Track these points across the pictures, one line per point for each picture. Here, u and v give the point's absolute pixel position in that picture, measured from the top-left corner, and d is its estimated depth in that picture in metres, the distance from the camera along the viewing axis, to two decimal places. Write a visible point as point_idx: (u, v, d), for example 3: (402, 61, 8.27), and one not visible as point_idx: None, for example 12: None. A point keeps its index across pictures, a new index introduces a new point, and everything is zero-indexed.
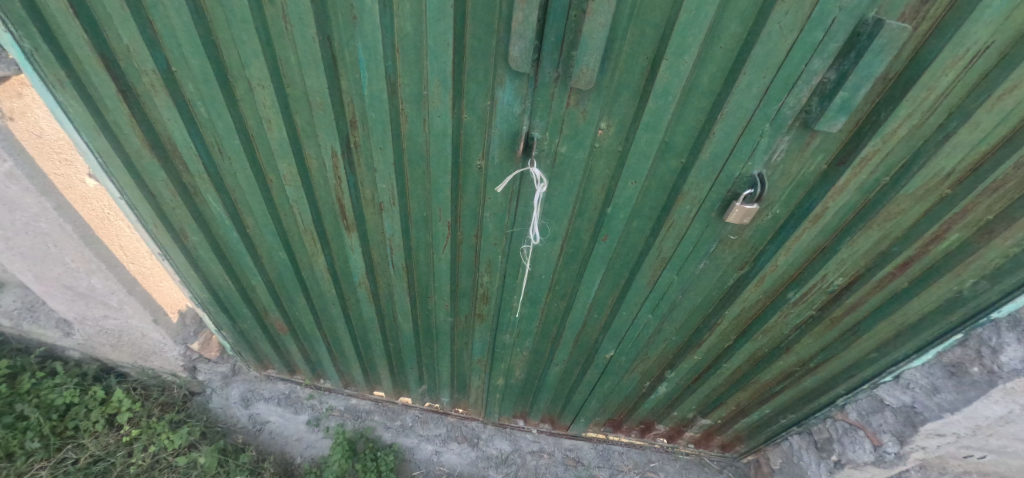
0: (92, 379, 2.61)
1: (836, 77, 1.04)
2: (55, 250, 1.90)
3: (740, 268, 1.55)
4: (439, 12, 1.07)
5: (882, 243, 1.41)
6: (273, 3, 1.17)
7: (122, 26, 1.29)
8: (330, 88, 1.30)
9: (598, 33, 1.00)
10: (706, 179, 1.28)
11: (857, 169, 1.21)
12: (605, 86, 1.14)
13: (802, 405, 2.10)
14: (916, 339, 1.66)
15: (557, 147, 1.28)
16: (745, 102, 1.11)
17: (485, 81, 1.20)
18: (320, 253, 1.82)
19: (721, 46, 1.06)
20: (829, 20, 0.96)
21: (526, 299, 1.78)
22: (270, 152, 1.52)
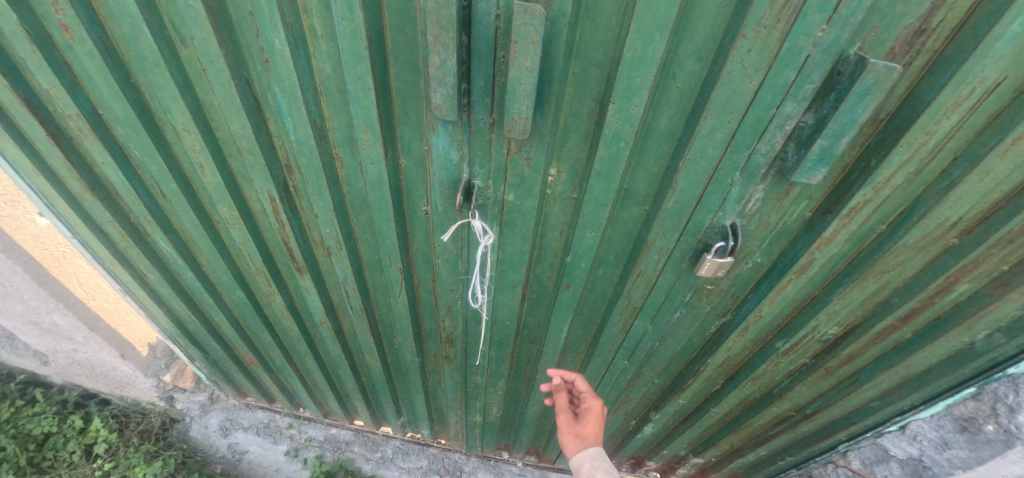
0: (73, 406, 2.59)
1: (814, 122, 0.88)
2: (12, 288, 1.88)
3: (722, 315, 1.41)
4: (355, 54, 0.95)
5: (881, 293, 1.25)
6: (186, 44, 1.07)
7: (37, 70, 1.20)
8: (257, 132, 1.19)
9: (526, 79, 0.84)
10: (673, 229, 1.13)
11: (847, 220, 1.05)
12: (547, 132, 0.99)
13: (801, 450, 1.93)
14: (923, 390, 1.48)
15: (504, 195, 1.15)
16: (710, 148, 0.96)
17: (417, 126, 1.07)
18: (276, 293, 1.73)
19: (676, 86, 0.91)
20: (800, 58, 0.80)
21: (492, 342, 1.66)
22: (209, 195, 1.43)
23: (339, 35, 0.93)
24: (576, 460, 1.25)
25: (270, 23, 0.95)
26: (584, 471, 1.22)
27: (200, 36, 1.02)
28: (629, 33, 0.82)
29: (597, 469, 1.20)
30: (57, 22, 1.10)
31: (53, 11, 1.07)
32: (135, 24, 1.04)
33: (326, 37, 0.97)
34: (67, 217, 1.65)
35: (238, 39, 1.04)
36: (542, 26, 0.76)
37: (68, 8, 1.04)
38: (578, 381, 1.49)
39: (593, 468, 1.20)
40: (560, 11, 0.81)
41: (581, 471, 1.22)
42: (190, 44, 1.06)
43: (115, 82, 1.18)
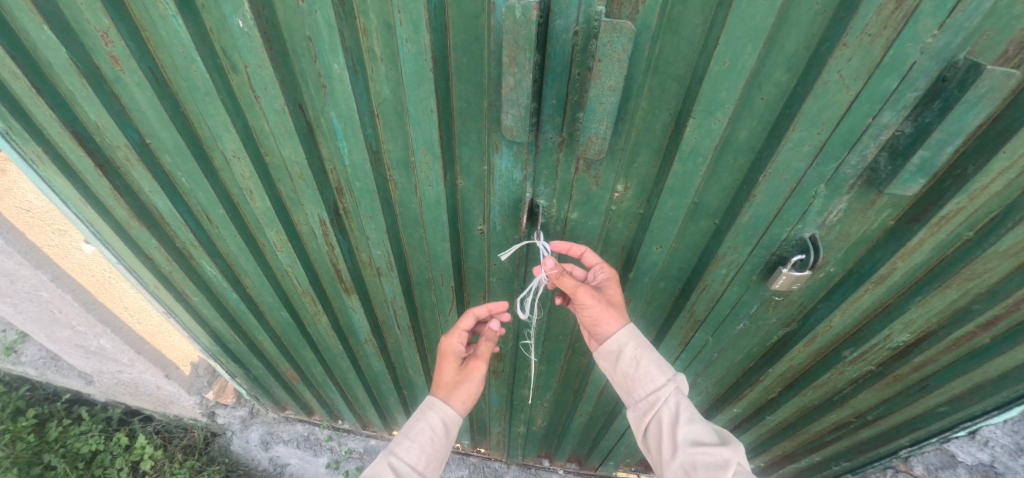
0: (117, 423, 2.65)
1: (913, 131, 0.82)
2: (61, 314, 1.91)
3: (787, 325, 1.36)
4: (418, 77, 0.91)
5: (960, 300, 1.19)
6: (238, 72, 1.04)
7: (86, 103, 1.19)
8: (309, 157, 1.16)
9: (608, 98, 0.80)
10: (746, 243, 1.08)
11: (935, 228, 0.99)
12: (619, 149, 0.95)
13: (858, 456, 1.87)
14: (997, 396, 1.40)
15: (567, 213, 1.11)
16: (795, 161, 0.90)
17: (478, 146, 1.03)
18: (321, 313, 1.72)
19: (761, 97, 0.86)
20: (906, 65, 0.75)
21: (542, 356, 1.63)
22: (257, 219, 1.41)
23: (402, 58, 0.89)
24: (617, 339, 1.11)
25: (330, 48, 0.92)
26: (625, 354, 1.10)
27: (254, 63, 0.99)
28: (717, 45, 0.76)
29: (641, 352, 1.09)
30: (107, 55, 1.08)
31: (103, 43, 1.05)
32: (187, 53, 1.02)
33: (386, 59, 0.94)
34: (113, 244, 1.64)
35: (292, 64, 1.01)
36: (630, 43, 0.71)
37: (119, 40, 1.02)
38: (587, 253, 1.16)
39: (636, 350, 1.09)
40: (644, 25, 0.76)
41: (622, 354, 1.10)
42: (243, 71, 1.03)
43: (165, 112, 1.16)
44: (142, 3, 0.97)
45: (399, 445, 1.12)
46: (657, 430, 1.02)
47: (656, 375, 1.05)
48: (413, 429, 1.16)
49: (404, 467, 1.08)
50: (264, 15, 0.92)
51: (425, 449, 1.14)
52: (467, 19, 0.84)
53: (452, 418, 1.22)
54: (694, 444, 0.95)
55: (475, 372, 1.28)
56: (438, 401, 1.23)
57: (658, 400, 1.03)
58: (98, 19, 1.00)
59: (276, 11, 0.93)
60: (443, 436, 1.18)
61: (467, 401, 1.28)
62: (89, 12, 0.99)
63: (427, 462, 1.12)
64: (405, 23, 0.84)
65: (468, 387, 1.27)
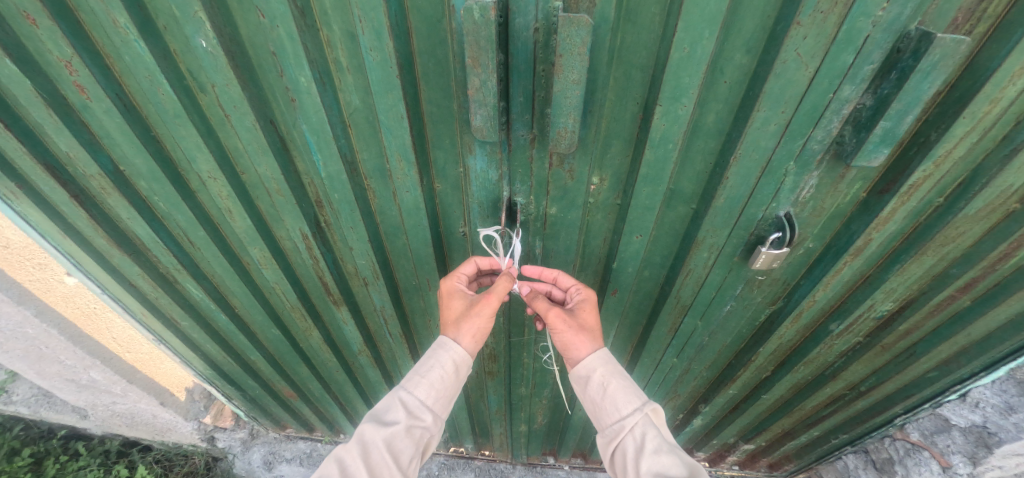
0: (115, 455, 2.61)
1: (874, 103, 0.84)
2: (48, 350, 1.88)
3: (773, 303, 1.38)
4: (386, 84, 0.91)
5: (938, 265, 1.21)
6: (206, 92, 1.04)
7: (55, 134, 1.17)
8: (285, 172, 1.16)
9: (573, 91, 0.80)
10: (723, 226, 1.10)
11: (906, 197, 1.01)
12: (590, 142, 0.96)
13: (855, 427, 1.90)
14: (983, 357, 1.43)
15: (546, 209, 1.12)
16: (762, 141, 0.92)
17: (452, 149, 1.04)
18: (312, 327, 1.71)
19: (724, 81, 0.87)
20: (859, 39, 0.76)
21: (536, 353, 1.64)
22: (239, 238, 1.40)
23: (368, 66, 0.89)
24: (585, 363, 1.11)
25: (295, 62, 0.91)
26: (593, 379, 1.09)
27: (221, 82, 0.99)
28: (675, 33, 0.77)
29: (611, 378, 1.08)
30: (72, 84, 1.07)
31: (67, 73, 1.05)
32: (153, 76, 1.01)
33: (352, 69, 0.94)
34: (95, 274, 1.62)
35: (260, 80, 1.01)
36: (589, 36, 0.72)
37: (83, 68, 1.02)
38: (561, 277, 1.23)
39: (604, 375, 1.08)
40: (602, 18, 0.77)
41: (590, 379, 1.09)
42: (211, 90, 1.03)
43: (136, 137, 1.15)
44: (102, 29, 0.96)
45: (410, 384, 1.03)
46: (623, 460, 0.98)
47: (624, 402, 1.03)
48: (424, 366, 1.06)
49: (413, 404, 1.01)
50: (227, 33, 0.92)
51: (437, 388, 1.04)
52: (428, 23, 0.85)
53: (465, 359, 1.09)
54: (657, 475, 0.90)
55: (484, 309, 1.09)
56: (451, 339, 1.09)
57: (624, 428, 1.00)
58: (59, 48, 0.99)
59: (239, 28, 0.93)
60: (456, 376, 1.07)
61: (479, 337, 1.11)
62: (50, 41, 0.98)
63: (439, 402, 1.04)
64: (367, 32, 0.84)
65: (478, 328, 1.10)
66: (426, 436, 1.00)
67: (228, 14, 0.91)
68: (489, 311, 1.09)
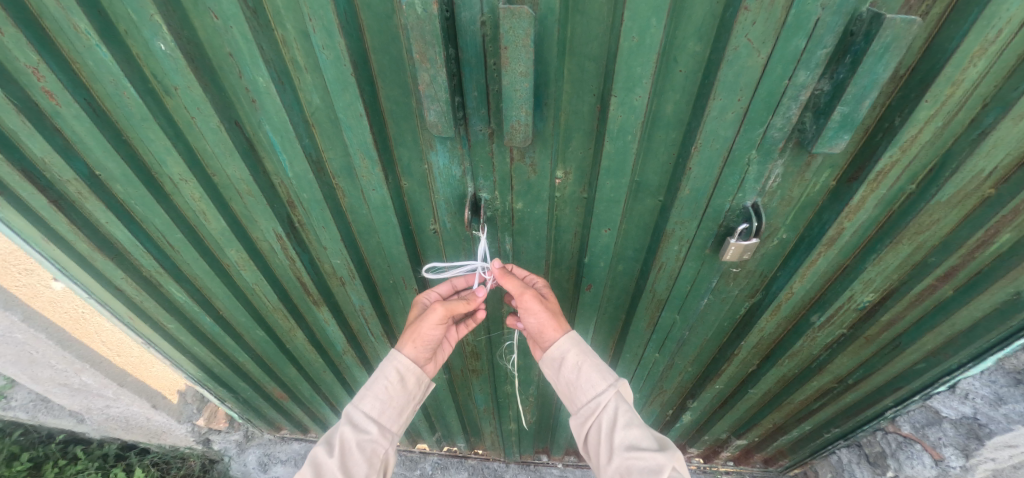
0: (114, 459, 2.64)
1: (831, 88, 0.83)
2: (39, 355, 1.90)
3: (751, 295, 1.37)
4: (341, 82, 0.91)
5: (915, 255, 1.19)
6: (171, 94, 1.05)
7: (29, 139, 1.19)
8: (254, 173, 1.17)
9: (522, 84, 0.80)
10: (691, 218, 1.09)
11: (874, 185, 0.99)
12: (550, 135, 0.95)
13: (846, 420, 1.87)
14: (970, 348, 1.40)
15: (512, 204, 1.11)
16: (722, 130, 0.91)
17: (414, 146, 1.04)
18: (296, 328, 1.72)
19: (679, 70, 0.86)
20: (810, 24, 0.75)
21: (517, 351, 1.64)
22: (216, 240, 1.42)
23: (323, 65, 0.89)
24: (560, 346, 1.10)
25: (252, 62, 0.92)
26: (567, 361, 1.08)
27: (183, 84, 0.99)
28: (623, 22, 0.77)
29: (584, 358, 1.07)
30: (41, 90, 1.08)
31: (35, 79, 1.06)
32: (117, 81, 1.02)
33: (310, 68, 0.94)
34: (81, 278, 1.64)
35: (222, 82, 1.02)
36: (532, 27, 0.72)
37: (49, 74, 1.03)
38: (516, 269, 1.25)
39: (577, 356, 1.08)
40: (548, 9, 0.76)
41: (565, 360, 1.08)
42: (175, 93, 1.04)
43: (106, 141, 1.16)
44: (65, 35, 0.98)
45: (357, 400, 1.07)
46: (597, 438, 0.99)
47: (597, 380, 1.03)
48: (371, 382, 1.10)
49: (360, 419, 1.04)
50: (185, 35, 0.93)
51: (384, 401, 1.08)
52: (379, 20, 0.85)
53: (410, 367, 1.14)
54: (630, 448, 0.92)
55: (432, 316, 1.14)
56: (394, 351, 1.14)
57: (598, 407, 1.00)
58: (24, 54, 1.00)
59: (196, 30, 0.93)
60: (402, 385, 1.11)
61: (422, 344, 1.17)
62: (15, 48, 0.99)
63: (387, 414, 1.07)
64: (319, 30, 0.84)
65: (423, 336, 1.16)
66: (377, 448, 1.03)
67: (185, 16, 0.91)
68: (434, 319, 1.14)
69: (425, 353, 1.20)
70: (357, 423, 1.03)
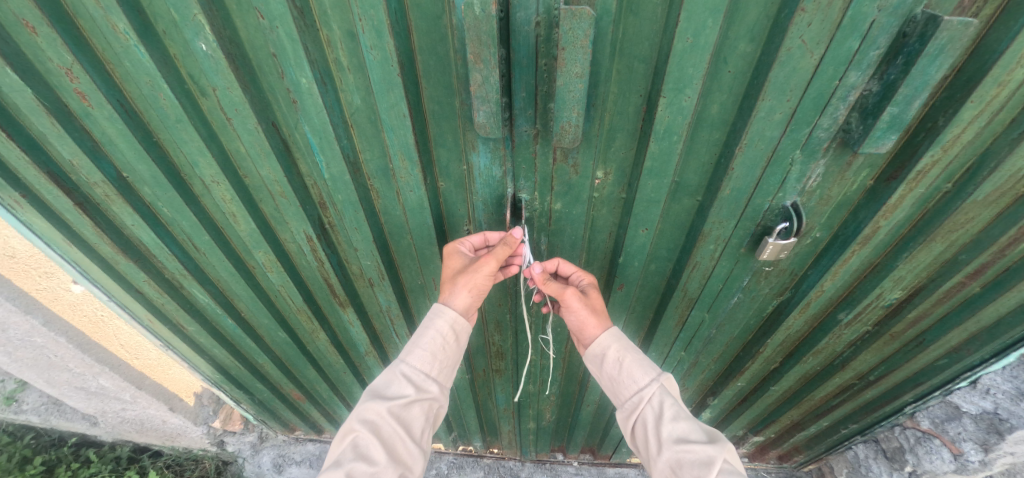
0: (126, 462, 2.61)
1: (880, 89, 0.83)
2: (56, 358, 1.89)
3: (780, 294, 1.38)
4: (387, 82, 0.90)
5: (947, 252, 1.20)
6: (208, 95, 1.04)
7: (59, 142, 1.18)
8: (288, 175, 1.16)
9: (576, 85, 0.80)
10: (730, 217, 1.09)
11: (914, 183, 1.00)
12: (594, 136, 0.96)
13: (864, 416, 1.89)
14: (993, 343, 1.42)
15: (551, 204, 1.11)
16: (768, 130, 0.91)
17: (454, 147, 1.03)
18: (319, 330, 1.72)
19: (728, 71, 0.86)
20: (865, 25, 0.75)
21: (544, 350, 1.64)
22: (244, 242, 1.41)
23: (369, 65, 0.89)
24: (600, 342, 1.11)
25: (296, 63, 0.91)
26: (609, 356, 1.09)
27: (222, 85, 0.98)
28: (678, 23, 0.77)
29: (625, 354, 1.08)
30: (74, 91, 1.07)
31: (68, 80, 1.05)
32: (153, 82, 1.01)
33: (353, 68, 0.93)
34: (101, 281, 1.62)
35: (260, 82, 1.01)
36: (592, 28, 0.72)
37: (83, 75, 1.02)
38: (563, 265, 1.21)
39: (619, 351, 1.09)
40: (604, 9, 0.76)
41: (606, 357, 1.09)
42: (212, 94, 1.03)
43: (138, 143, 1.15)
44: (102, 35, 0.96)
45: (407, 355, 1.07)
46: (643, 431, 0.99)
47: (638, 376, 1.04)
48: (421, 338, 1.09)
49: (416, 376, 1.05)
50: (227, 35, 0.92)
51: (436, 357, 1.09)
52: (428, 20, 0.84)
53: (462, 324, 1.12)
54: (679, 441, 0.91)
55: (483, 267, 1.07)
56: (441, 304, 1.12)
57: (643, 401, 1.01)
58: (60, 55, 0.99)
59: (238, 30, 0.92)
60: (456, 342, 1.12)
61: (474, 292, 1.10)
62: (51, 49, 0.98)
63: (434, 365, 1.08)
64: (368, 31, 0.83)
65: (473, 284, 1.09)
66: (432, 403, 1.05)
67: (228, 16, 0.91)
68: (486, 271, 1.07)
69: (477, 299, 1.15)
70: (411, 380, 1.04)
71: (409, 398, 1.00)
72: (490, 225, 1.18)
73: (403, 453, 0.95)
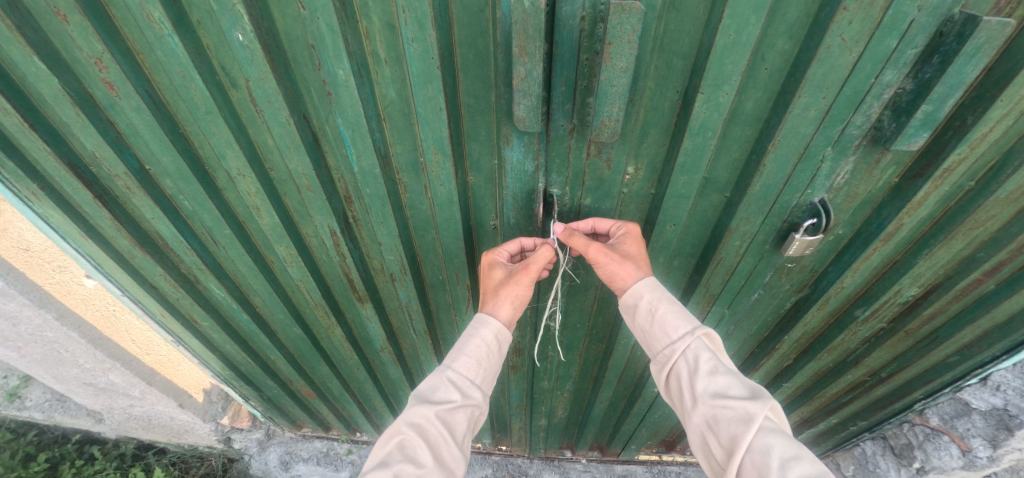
0: (131, 458, 2.58)
1: (915, 87, 0.85)
2: (66, 353, 1.87)
3: (799, 290, 1.40)
4: (426, 75, 0.91)
5: (965, 249, 1.22)
6: (239, 87, 1.04)
7: (83, 134, 1.16)
8: (316, 168, 1.16)
9: (620, 79, 0.80)
10: (757, 213, 1.10)
11: (939, 181, 1.01)
12: (629, 131, 0.96)
13: (874, 412, 1.92)
14: (1006, 340, 1.44)
15: (580, 199, 1.13)
16: (801, 127, 0.93)
17: (487, 141, 1.04)
18: (335, 325, 1.71)
19: (765, 68, 0.88)
20: (905, 24, 0.76)
21: (562, 346, 1.65)
22: (265, 236, 1.40)
23: (409, 57, 0.89)
24: (632, 292, 1.07)
25: (334, 54, 0.91)
26: (642, 308, 1.06)
27: (256, 77, 0.98)
28: (721, 19, 0.77)
29: (659, 304, 1.05)
30: (102, 81, 1.06)
31: (97, 70, 1.04)
32: (185, 72, 1.00)
33: (390, 61, 0.94)
34: (116, 275, 1.61)
35: (294, 74, 1.01)
36: (640, 23, 0.72)
37: (113, 65, 1.01)
38: (599, 222, 1.15)
39: (652, 301, 1.05)
40: (650, 5, 0.77)
41: (639, 308, 1.06)
42: (244, 86, 1.02)
43: (164, 134, 1.14)
44: (135, 25, 0.96)
45: (451, 361, 1.05)
46: (678, 384, 0.97)
47: (674, 328, 1.01)
48: (466, 344, 1.08)
49: (462, 382, 1.03)
50: (264, 26, 0.92)
51: (480, 364, 1.07)
52: (470, 14, 0.84)
53: (505, 333, 1.12)
54: (717, 397, 0.89)
55: (524, 278, 1.09)
56: (486, 314, 1.11)
57: (678, 354, 0.98)
58: (91, 45, 0.98)
59: (275, 21, 0.92)
60: (500, 351, 1.10)
61: (517, 304, 1.12)
62: (82, 38, 0.97)
63: (480, 374, 1.06)
64: (410, 23, 0.83)
65: (517, 297, 1.11)
66: (476, 412, 1.03)
67: (265, 7, 0.90)
68: (527, 281, 1.10)
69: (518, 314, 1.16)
70: (457, 386, 1.02)
71: (456, 402, 0.98)
72: (518, 219, 1.19)
73: (448, 458, 0.93)
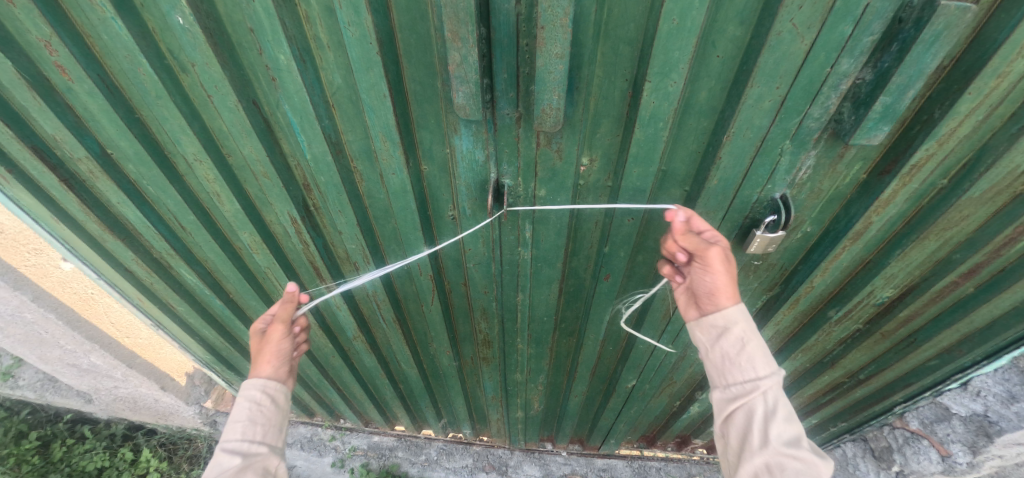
0: (120, 439, 2.65)
1: (874, 78, 0.81)
2: (48, 335, 1.91)
3: (769, 289, 1.36)
4: (367, 61, 0.88)
5: (940, 251, 1.18)
6: (187, 71, 1.02)
7: (41, 117, 1.16)
8: (270, 154, 1.14)
9: (557, 66, 0.77)
10: (717, 208, 1.07)
11: (907, 178, 0.97)
12: (578, 121, 0.93)
13: (854, 414, 1.88)
14: (986, 345, 1.39)
15: (535, 191, 1.10)
16: (756, 119, 0.88)
17: (437, 130, 1.01)
18: (306, 313, 1.71)
19: (717, 55, 0.83)
20: (859, 9, 0.71)
21: (530, 339, 1.63)
22: (230, 223, 1.40)
23: (348, 42, 0.86)
24: (727, 313, 0.90)
25: (273, 38, 0.89)
26: (732, 331, 0.88)
27: (201, 61, 0.96)
28: (664, 3, 0.73)
29: (751, 334, 0.87)
30: (54, 65, 1.05)
31: (47, 53, 1.03)
32: (132, 56, 0.99)
33: (333, 46, 0.91)
34: (90, 259, 1.63)
35: (240, 59, 0.99)
36: (571, 6, 0.69)
37: (62, 48, 1.00)
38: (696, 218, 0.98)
39: (745, 331, 0.87)
40: None
41: (728, 330, 0.89)
42: (192, 70, 1.01)
43: (119, 118, 1.13)
44: (79, 6, 0.94)
45: (227, 432, 1.03)
46: (745, 422, 0.81)
47: (760, 361, 0.84)
48: (237, 412, 1.07)
49: (241, 445, 1.01)
50: (205, 8, 0.90)
51: (257, 423, 1.08)
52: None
53: (273, 386, 1.17)
54: (790, 446, 0.76)
55: (273, 334, 1.27)
56: (250, 378, 1.16)
57: (756, 389, 0.81)
58: (37, 26, 0.97)
59: (215, 4, 0.90)
60: (274, 404, 1.14)
61: (278, 362, 1.24)
62: (28, 19, 0.96)
63: (261, 431, 1.06)
64: (345, 7, 0.80)
65: (269, 353, 1.24)
66: (268, 464, 1.02)
67: None
68: (280, 336, 1.27)
69: (284, 368, 1.26)
70: (235, 450, 0.99)
71: (239, 464, 0.96)
72: (474, 209, 1.16)
73: None
